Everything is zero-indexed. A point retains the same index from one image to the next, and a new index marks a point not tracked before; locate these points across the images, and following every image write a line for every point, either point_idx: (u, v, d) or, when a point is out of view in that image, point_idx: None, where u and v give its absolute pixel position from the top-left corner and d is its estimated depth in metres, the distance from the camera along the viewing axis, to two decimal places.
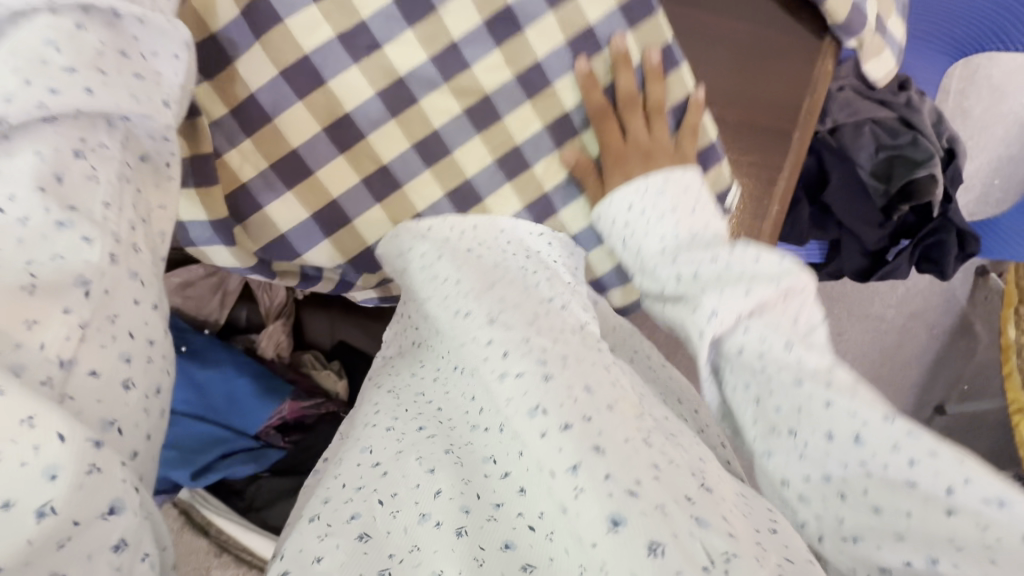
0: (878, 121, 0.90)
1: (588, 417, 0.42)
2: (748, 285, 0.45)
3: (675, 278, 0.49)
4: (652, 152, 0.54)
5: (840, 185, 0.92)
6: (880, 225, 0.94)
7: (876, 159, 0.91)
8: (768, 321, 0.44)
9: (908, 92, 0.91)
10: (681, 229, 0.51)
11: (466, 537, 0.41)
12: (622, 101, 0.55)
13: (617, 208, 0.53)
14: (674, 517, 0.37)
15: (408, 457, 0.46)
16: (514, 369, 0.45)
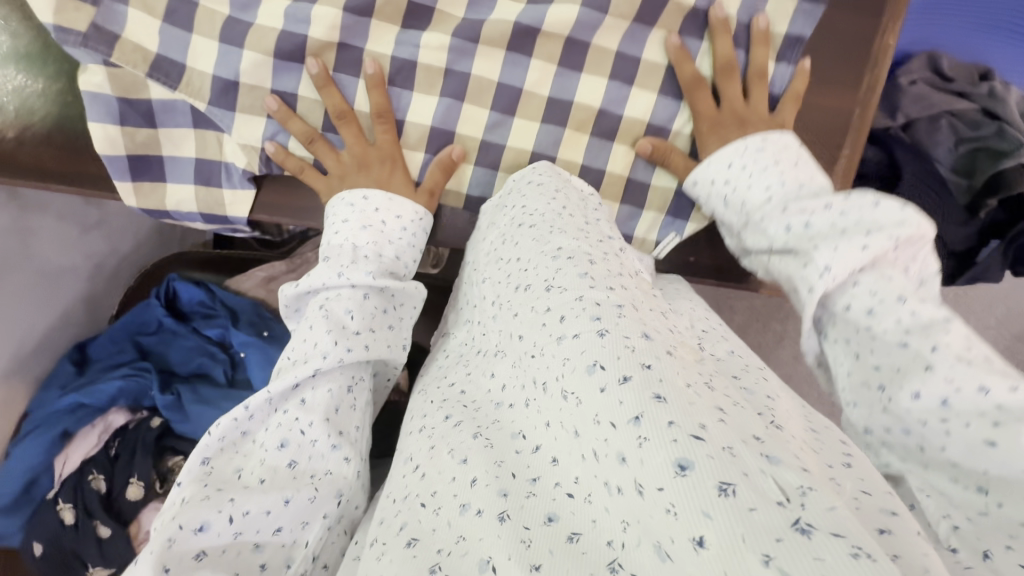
0: (957, 114, 0.87)
1: (647, 365, 0.41)
2: (863, 239, 0.46)
3: (784, 230, 0.51)
4: (743, 120, 0.57)
5: (914, 181, 0.87)
6: (965, 224, 0.88)
7: (957, 154, 0.87)
8: (881, 275, 0.45)
9: (990, 83, 0.87)
10: (786, 178, 0.53)
11: (509, 520, 0.41)
12: (720, 77, 0.58)
13: (716, 167, 0.57)
14: (743, 457, 0.35)
15: (443, 451, 0.50)
16: (571, 331, 0.45)
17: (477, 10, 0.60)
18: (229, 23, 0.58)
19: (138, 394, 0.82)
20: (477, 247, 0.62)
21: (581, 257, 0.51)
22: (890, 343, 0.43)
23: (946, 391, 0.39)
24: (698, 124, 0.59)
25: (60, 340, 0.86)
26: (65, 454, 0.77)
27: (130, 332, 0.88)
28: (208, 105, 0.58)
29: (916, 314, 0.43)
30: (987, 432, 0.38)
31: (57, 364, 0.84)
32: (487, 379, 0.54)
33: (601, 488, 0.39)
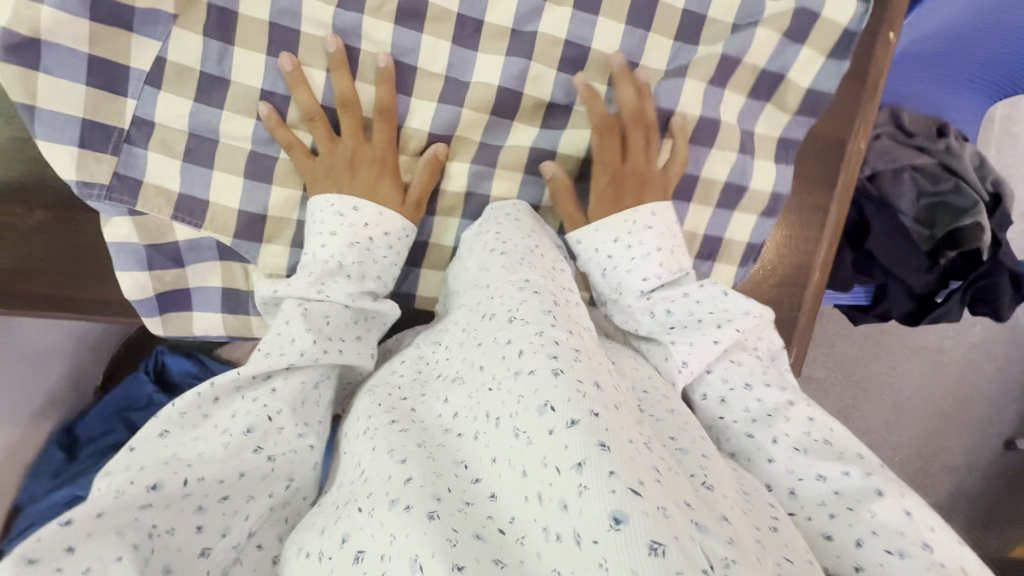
0: (918, 168, 0.93)
1: (597, 411, 0.38)
2: (716, 333, 0.51)
3: (649, 317, 0.53)
4: (647, 179, 0.56)
5: (884, 232, 0.93)
6: (927, 270, 0.94)
7: (918, 206, 0.93)
8: (730, 362, 0.53)
9: (947, 139, 0.93)
10: (663, 270, 0.55)
11: (437, 520, 0.37)
12: (625, 121, 0.55)
13: (603, 237, 0.55)
14: (675, 520, 0.34)
15: (380, 452, 0.44)
16: (529, 365, 0.42)
17: (497, 121, 0.56)
18: (253, 157, 0.53)
19: None
20: (453, 273, 0.57)
21: (548, 296, 0.49)
22: (755, 436, 0.48)
23: (794, 482, 0.45)
24: (599, 175, 0.57)
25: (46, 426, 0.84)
26: None
27: (118, 407, 0.88)
28: (234, 239, 0.54)
29: (761, 400, 0.51)
30: (825, 526, 0.43)
31: (47, 450, 0.82)
32: (436, 404, 0.47)
33: (538, 531, 0.36)
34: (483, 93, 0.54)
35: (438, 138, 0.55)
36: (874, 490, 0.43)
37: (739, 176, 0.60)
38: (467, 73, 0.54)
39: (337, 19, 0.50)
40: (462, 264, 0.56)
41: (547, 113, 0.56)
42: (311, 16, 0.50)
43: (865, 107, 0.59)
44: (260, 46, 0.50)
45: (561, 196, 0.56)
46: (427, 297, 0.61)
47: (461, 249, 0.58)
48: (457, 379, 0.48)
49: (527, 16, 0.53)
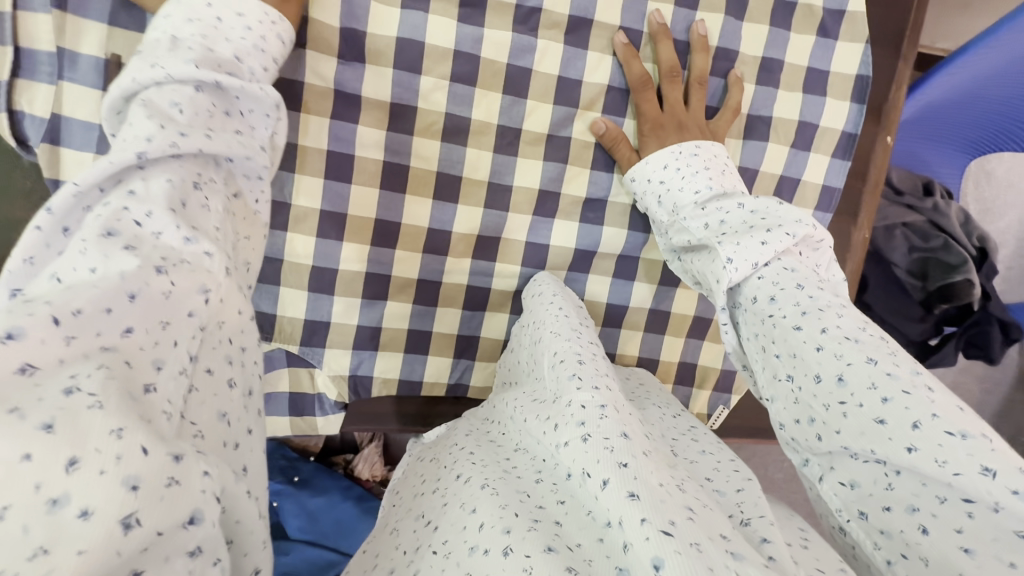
0: (909, 225, 0.99)
1: (624, 463, 0.41)
2: (763, 235, 0.45)
3: (701, 227, 0.49)
4: (690, 123, 0.55)
5: (878, 285, 1.00)
6: (921, 318, 1.00)
7: (910, 258, 0.98)
8: (781, 268, 0.47)
9: (934, 198, 1.00)
10: (715, 183, 0.51)
11: (512, 554, 0.38)
12: (663, 79, 0.55)
13: (652, 167, 0.55)
14: (709, 553, 0.35)
15: (452, 507, 0.46)
16: (563, 439, 0.44)
17: (541, 219, 0.59)
18: (315, 272, 0.55)
19: None
20: (505, 359, 0.62)
21: (572, 359, 0.51)
22: (789, 321, 0.44)
23: (841, 366, 0.41)
24: (646, 121, 0.56)
25: None
26: None
27: None
28: (300, 347, 0.57)
29: (813, 297, 0.45)
30: (876, 411, 0.39)
31: None
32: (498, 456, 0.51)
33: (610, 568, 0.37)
34: (522, 195, 0.58)
35: (487, 238, 0.59)
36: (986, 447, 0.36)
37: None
38: (509, 175, 0.57)
39: (389, 140, 0.54)
40: (511, 348, 0.61)
41: (583, 209, 0.60)
42: (365, 140, 0.53)
43: (866, 190, 0.62)
44: (318, 170, 0.53)
45: (617, 143, 0.56)
46: (482, 386, 0.64)
47: (507, 333, 0.62)
48: (518, 446, 0.51)
49: (561, 121, 0.56)
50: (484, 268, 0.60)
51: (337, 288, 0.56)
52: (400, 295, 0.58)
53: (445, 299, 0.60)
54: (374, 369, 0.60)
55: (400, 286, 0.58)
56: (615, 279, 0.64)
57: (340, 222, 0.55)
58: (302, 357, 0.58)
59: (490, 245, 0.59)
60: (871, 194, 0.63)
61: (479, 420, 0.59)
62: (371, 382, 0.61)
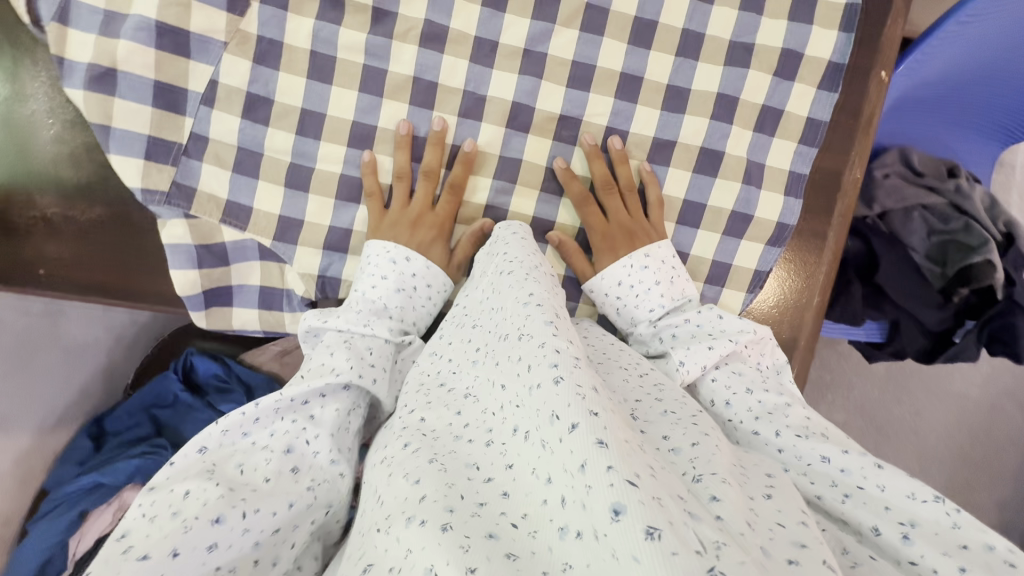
0: (928, 207, 0.94)
1: (594, 411, 0.40)
2: (712, 341, 0.57)
3: (660, 341, 0.59)
4: (631, 228, 0.61)
5: (891, 267, 0.95)
6: (940, 306, 0.94)
7: (929, 242, 0.93)
8: (731, 372, 0.57)
9: (957, 180, 0.95)
10: (666, 299, 0.60)
11: (450, 530, 0.39)
12: (600, 192, 0.62)
13: (608, 283, 0.61)
14: (670, 507, 0.36)
15: (396, 475, 0.46)
16: (536, 380, 0.44)
17: (515, 133, 0.61)
18: (291, 169, 0.60)
19: (154, 473, 0.82)
20: (469, 292, 0.61)
21: (551, 306, 0.50)
22: (760, 429, 0.53)
23: (789, 442, 0.51)
24: (594, 234, 0.62)
25: (76, 414, 0.90)
26: (82, 532, 0.77)
27: (146, 404, 0.91)
28: (273, 242, 0.61)
29: (762, 401, 0.55)
30: (842, 493, 0.47)
31: (76, 438, 0.87)
32: (447, 414, 0.50)
33: (552, 530, 0.38)
34: (496, 108, 0.60)
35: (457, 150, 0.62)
36: (873, 463, 0.48)
37: (744, 206, 0.63)
38: (483, 86, 0.60)
39: (369, 43, 0.58)
40: (474, 286, 0.60)
41: (558, 125, 0.61)
42: (348, 43, 0.58)
43: (860, 125, 0.61)
44: (303, 70, 0.58)
45: (569, 257, 0.63)
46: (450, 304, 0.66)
47: (473, 270, 0.62)
48: (471, 396, 0.51)
49: (538, 35, 0.59)
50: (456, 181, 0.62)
51: (312, 186, 0.61)
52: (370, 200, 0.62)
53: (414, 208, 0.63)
54: (343, 274, 0.63)
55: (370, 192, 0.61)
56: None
57: (318, 123, 0.59)
58: (273, 252, 0.62)
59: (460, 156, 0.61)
60: (863, 131, 0.61)
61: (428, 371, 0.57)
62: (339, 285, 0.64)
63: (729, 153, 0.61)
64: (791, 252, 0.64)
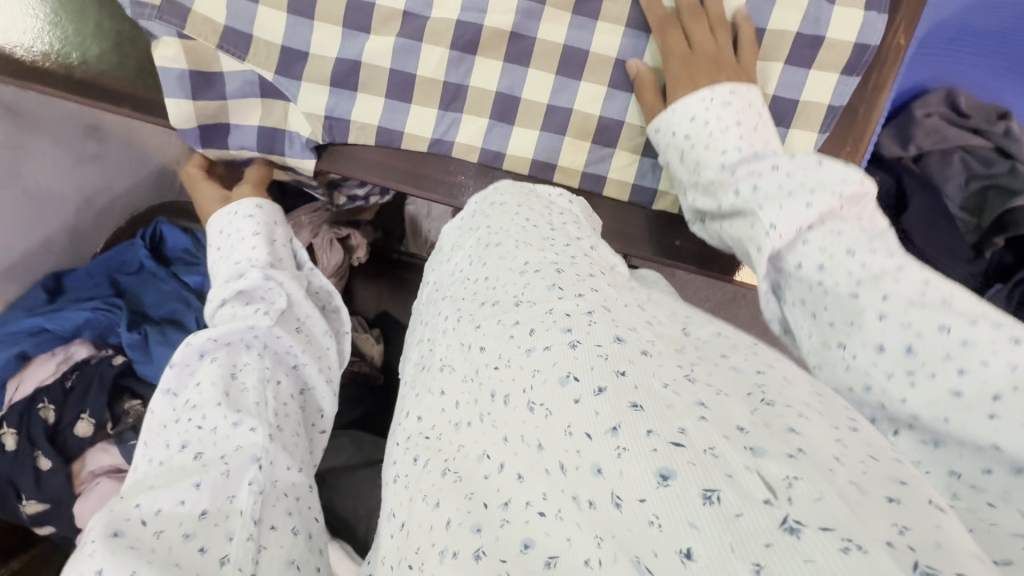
0: (970, 150, 0.86)
1: (621, 370, 0.32)
2: (807, 195, 0.39)
3: (734, 194, 0.44)
4: (716, 58, 0.54)
5: (924, 210, 0.85)
6: (973, 261, 0.85)
7: (966, 191, 0.87)
8: (828, 231, 0.37)
9: (1007, 121, 0.86)
10: (744, 143, 0.49)
11: (482, 562, 0.28)
12: (687, 19, 0.57)
13: (679, 118, 0.53)
14: (727, 457, 0.27)
15: (414, 501, 0.34)
16: (541, 342, 0.35)
17: None
18: None
19: (104, 330, 0.81)
20: (440, 269, 0.52)
21: (549, 267, 0.41)
22: (837, 289, 0.35)
23: (897, 326, 0.32)
24: (672, 62, 0.56)
25: (39, 264, 0.85)
26: (20, 380, 0.75)
27: (109, 269, 0.86)
28: (275, 76, 0.62)
29: (867, 263, 0.35)
30: (955, 383, 0.30)
31: (29, 290, 0.82)
32: (431, 400, 0.38)
33: (569, 503, 0.28)
34: None
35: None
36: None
37: (813, 26, 0.57)
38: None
39: None
40: (443, 259, 0.53)
41: None
42: None
43: None
44: None
45: (642, 87, 0.58)
46: (466, 145, 0.64)
47: (445, 246, 0.55)
48: (445, 366, 0.39)
49: None
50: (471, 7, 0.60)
51: (316, 12, 0.61)
52: (383, 30, 0.61)
53: (430, 36, 0.61)
54: (350, 115, 0.63)
55: (384, 19, 0.61)
56: (626, 31, 0.60)
57: None
58: (274, 86, 0.63)
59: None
60: None
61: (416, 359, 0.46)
62: (342, 123, 0.63)
63: None
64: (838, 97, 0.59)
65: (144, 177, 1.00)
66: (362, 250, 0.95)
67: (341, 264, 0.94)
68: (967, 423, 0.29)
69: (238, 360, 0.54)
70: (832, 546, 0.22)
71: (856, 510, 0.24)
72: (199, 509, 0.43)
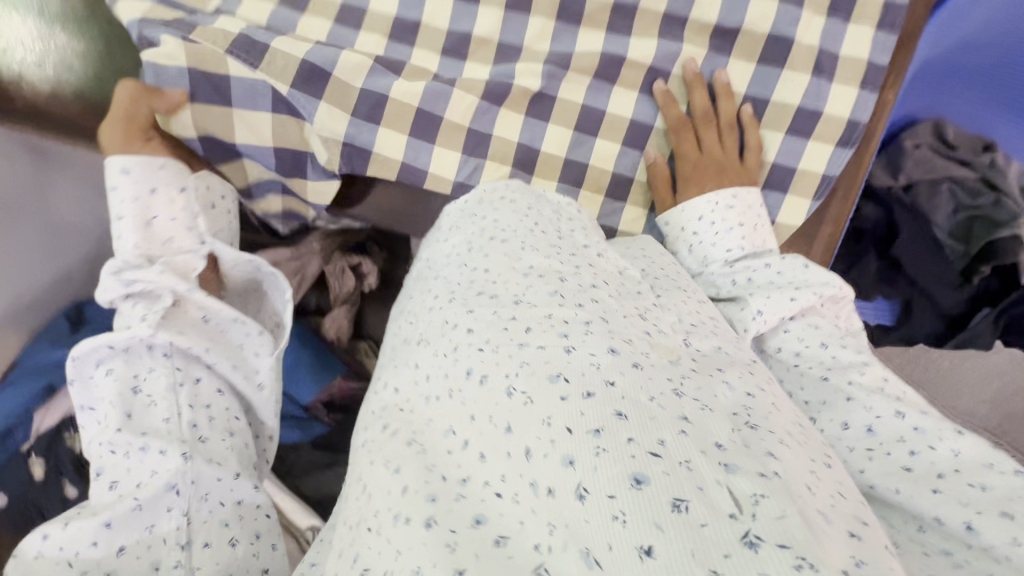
0: (958, 181, 0.90)
1: (611, 382, 0.39)
2: (793, 292, 0.53)
3: (731, 284, 0.58)
4: (723, 165, 0.64)
5: (911, 242, 0.89)
6: (959, 288, 0.89)
7: (954, 220, 0.89)
8: (807, 324, 0.54)
9: (993, 154, 0.91)
10: (746, 242, 0.61)
11: (434, 526, 0.36)
12: (699, 121, 0.65)
13: (689, 217, 0.63)
14: (700, 471, 0.34)
15: (377, 464, 0.43)
16: (535, 342, 0.43)
17: (566, 25, 0.65)
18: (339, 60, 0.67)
19: None
20: (435, 248, 0.59)
21: (552, 274, 0.49)
22: (812, 375, 0.52)
23: (869, 419, 0.48)
24: (684, 164, 0.65)
25: (63, 294, 0.87)
26: (47, 409, 0.76)
27: None
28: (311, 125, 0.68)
29: (835, 357, 0.52)
30: (905, 461, 0.46)
31: (53, 319, 0.85)
32: (407, 370, 0.48)
33: (526, 487, 0.36)
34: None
35: (507, 45, 0.67)
36: (952, 429, 0.45)
37: (813, 100, 0.64)
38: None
39: None
40: (442, 237, 0.60)
41: (611, 16, 0.64)
42: None
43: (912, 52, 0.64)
44: None
45: (657, 180, 0.66)
46: None
47: (445, 224, 0.62)
48: (422, 342, 0.48)
49: None
50: (498, 74, 0.66)
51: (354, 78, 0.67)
52: (413, 94, 0.67)
53: (461, 101, 0.67)
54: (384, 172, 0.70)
55: (415, 86, 0.66)
56: (639, 96, 0.67)
57: None
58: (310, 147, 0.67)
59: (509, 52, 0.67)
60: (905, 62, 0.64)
61: (399, 327, 0.56)
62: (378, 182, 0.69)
63: (799, 40, 0.62)
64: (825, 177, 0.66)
65: None
66: (373, 277, 0.99)
67: (353, 291, 0.98)
68: (916, 491, 0.44)
69: (139, 369, 0.57)
70: (786, 563, 0.30)
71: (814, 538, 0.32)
72: (105, 519, 0.49)
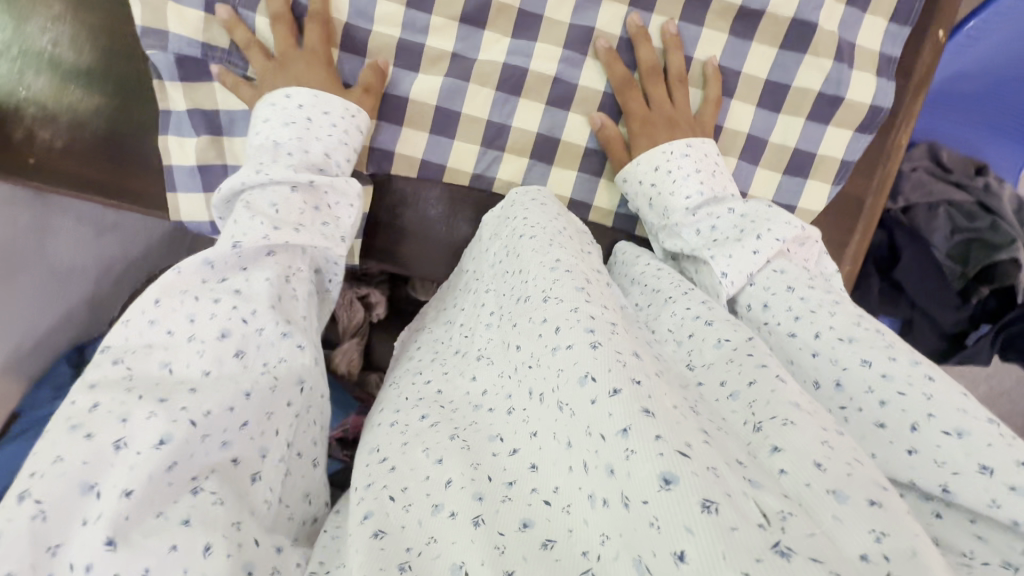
0: (954, 204, 0.92)
1: (637, 379, 0.35)
2: (754, 242, 0.51)
3: (695, 233, 0.56)
4: (690, 121, 0.60)
5: (912, 262, 0.92)
6: (960, 306, 0.91)
7: (952, 241, 0.91)
8: (773, 271, 0.51)
9: (986, 177, 0.93)
10: (705, 187, 0.57)
11: (483, 525, 0.36)
12: (645, 76, 0.61)
13: (645, 167, 0.59)
14: (727, 479, 0.31)
15: (414, 450, 0.42)
16: (565, 341, 0.39)
17: (574, 55, 0.62)
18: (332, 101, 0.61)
19: None
20: (480, 258, 0.59)
21: (581, 272, 0.45)
22: (784, 329, 0.47)
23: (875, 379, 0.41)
24: (644, 118, 0.60)
25: (58, 340, 0.85)
26: None
27: None
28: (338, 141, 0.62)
29: (804, 299, 0.48)
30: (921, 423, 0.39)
31: (54, 365, 0.83)
32: (463, 381, 0.48)
33: (583, 499, 0.34)
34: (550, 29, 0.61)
35: (512, 70, 0.61)
36: (923, 374, 0.40)
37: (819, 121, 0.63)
38: None
39: None
40: (484, 248, 0.59)
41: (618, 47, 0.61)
42: None
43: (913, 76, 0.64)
44: None
45: (610, 141, 0.62)
46: None
47: (485, 233, 0.61)
48: (483, 357, 0.48)
49: None
50: (505, 105, 0.63)
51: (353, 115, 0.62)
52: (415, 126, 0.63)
53: (466, 134, 0.63)
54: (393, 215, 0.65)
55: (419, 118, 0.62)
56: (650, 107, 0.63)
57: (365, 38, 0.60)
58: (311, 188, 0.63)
59: (515, 83, 0.62)
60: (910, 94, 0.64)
61: (439, 338, 0.57)
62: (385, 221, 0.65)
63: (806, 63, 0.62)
64: (833, 214, 0.67)
65: (157, 241, 0.98)
66: (381, 307, 0.95)
67: (362, 321, 0.94)
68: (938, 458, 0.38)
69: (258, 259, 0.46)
70: None
71: (835, 546, 0.29)
72: (161, 437, 0.35)
